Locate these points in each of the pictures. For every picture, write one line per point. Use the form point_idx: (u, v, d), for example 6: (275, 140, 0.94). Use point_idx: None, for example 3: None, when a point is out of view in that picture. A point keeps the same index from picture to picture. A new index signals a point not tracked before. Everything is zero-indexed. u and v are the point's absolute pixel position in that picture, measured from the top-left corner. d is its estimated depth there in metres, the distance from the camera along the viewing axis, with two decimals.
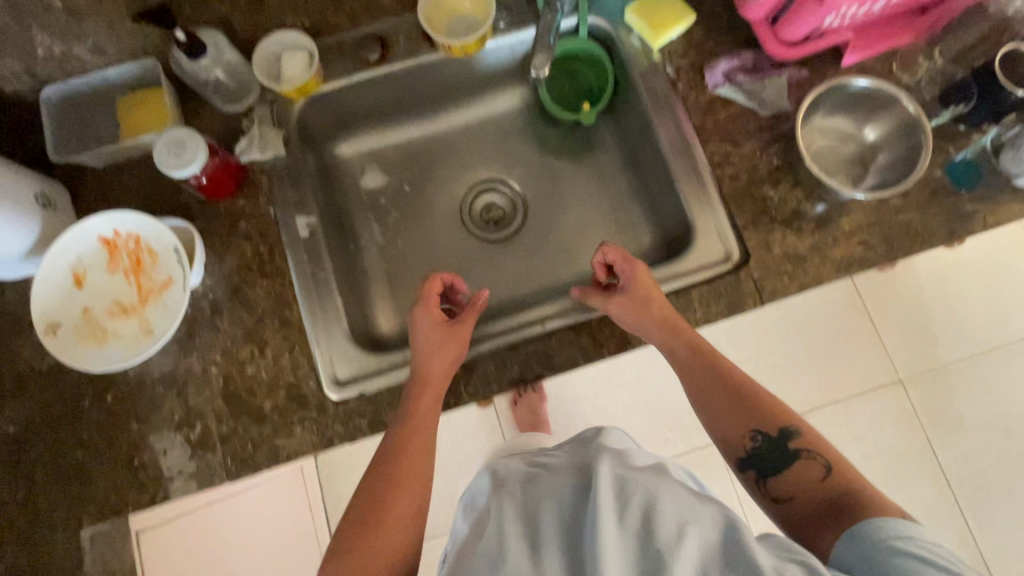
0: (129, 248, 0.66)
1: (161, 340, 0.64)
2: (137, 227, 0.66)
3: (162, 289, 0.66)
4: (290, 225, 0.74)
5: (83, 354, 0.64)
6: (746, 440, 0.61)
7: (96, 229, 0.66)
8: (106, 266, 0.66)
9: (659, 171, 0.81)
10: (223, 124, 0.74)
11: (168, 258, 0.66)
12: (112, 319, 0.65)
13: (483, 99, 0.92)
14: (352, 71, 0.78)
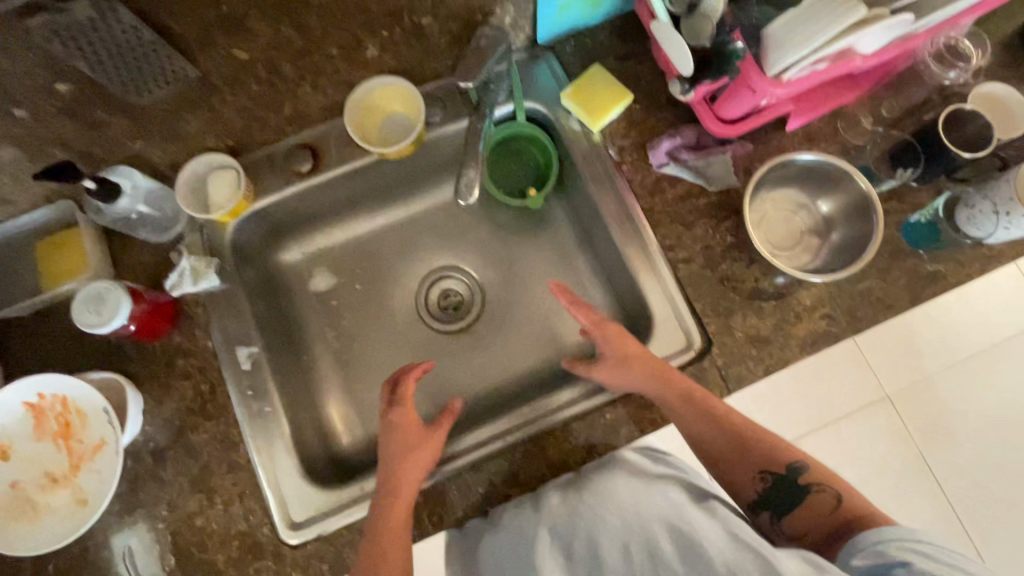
0: (56, 411, 0.62)
1: (97, 510, 0.60)
2: (62, 389, 0.62)
3: (95, 452, 0.62)
4: (232, 357, 0.70)
5: (11, 537, 0.59)
6: (757, 482, 0.64)
7: (19, 396, 0.62)
8: (33, 433, 0.62)
9: (613, 253, 0.79)
10: (152, 257, 0.71)
11: (98, 419, 0.62)
12: (43, 490, 0.61)
13: (430, 188, 0.89)
14: (284, 185, 0.75)
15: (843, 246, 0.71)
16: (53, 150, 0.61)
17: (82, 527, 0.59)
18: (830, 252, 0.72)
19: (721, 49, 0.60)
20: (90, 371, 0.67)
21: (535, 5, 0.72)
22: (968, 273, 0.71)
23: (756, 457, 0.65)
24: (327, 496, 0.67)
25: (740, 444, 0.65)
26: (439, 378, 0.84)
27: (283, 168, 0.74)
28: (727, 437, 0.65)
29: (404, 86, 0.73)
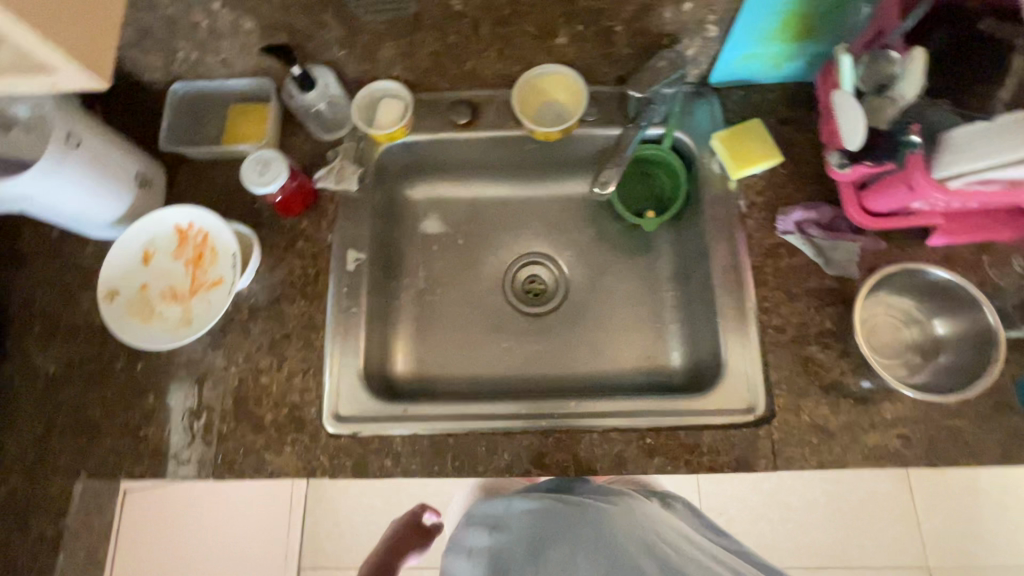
0: (197, 241, 0.73)
1: (196, 332, 0.69)
2: (209, 225, 0.72)
3: (211, 286, 0.71)
4: (341, 255, 0.78)
5: (125, 326, 0.69)
6: None
7: (174, 218, 0.73)
8: (172, 252, 0.73)
9: (707, 297, 0.79)
10: (312, 149, 0.81)
11: (225, 260, 0.72)
12: (161, 299, 0.71)
13: (556, 181, 0.95)
14: (439, 128, 0.83)
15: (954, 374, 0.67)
16: (279, 34, 0.73)
17: (180, 341, 0.69)
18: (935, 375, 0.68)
19: (895, 136, 0.60)
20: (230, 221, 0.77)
21: (721, 47, 0.75)
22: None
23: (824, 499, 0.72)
24: (373, 403, 0.72)
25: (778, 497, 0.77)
26: (498, 350, 0.88)
27: (442, 115, 0.83)
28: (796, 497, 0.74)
29: (575, 82, 0.80)
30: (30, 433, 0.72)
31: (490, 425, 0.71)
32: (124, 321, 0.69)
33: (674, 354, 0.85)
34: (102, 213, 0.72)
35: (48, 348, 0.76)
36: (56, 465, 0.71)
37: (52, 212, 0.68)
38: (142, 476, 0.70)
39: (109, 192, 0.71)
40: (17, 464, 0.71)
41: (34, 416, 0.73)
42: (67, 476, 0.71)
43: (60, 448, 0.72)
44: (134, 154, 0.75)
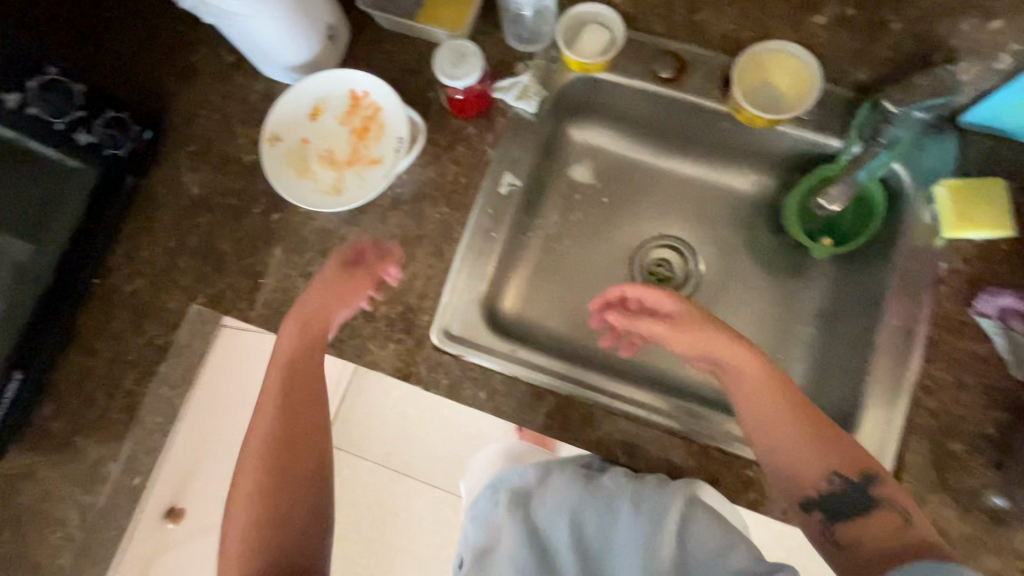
0: (368, 114, 0.71)
1: (343, 203, 0.68)
2: (385, 101, 0.70)
3: (369, 164, 0.70)
4: (496, 175, 0.74)
5: (279, 173, 0.68)
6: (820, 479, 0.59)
7: (353, 82, 0.70)
8: (342, 116, 0.71)
9: (857, 350, 0.72)
10: (501, 55, 0.75)
11: (390, 142, 0.70)
12: (318, 159, 0.70)
13: (727, 169, 0.86)
14: (637, 74, 0.75)
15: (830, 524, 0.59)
16: None
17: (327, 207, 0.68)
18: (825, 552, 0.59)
19: None
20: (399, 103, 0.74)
21: (1000, 86, 0.64)
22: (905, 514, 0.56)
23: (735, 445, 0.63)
24: (483, 333, 0.71)
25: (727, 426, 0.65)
26: (602, 322, 0.83)
27: (645, 61, 0.75)
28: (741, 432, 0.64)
29: (807, 65, 0.70)
30: (162, 243, 0.74)
31: (558, 386, 0.68)
32: (280, 168, 0.68)
33: None
34: (286, 53, 0.70)
35: (197, 170, 0.76)
36: (178, 282, 0.74)
37: (244, 38, 0.66)
38: (251, 321, 0.72)
39: (300, 34, 0.68)
40: (144, 268, 0.74)
41: (169, 229, 0.75)
42: (185, 295, 0.73)
43: (185, 267, 0.74)
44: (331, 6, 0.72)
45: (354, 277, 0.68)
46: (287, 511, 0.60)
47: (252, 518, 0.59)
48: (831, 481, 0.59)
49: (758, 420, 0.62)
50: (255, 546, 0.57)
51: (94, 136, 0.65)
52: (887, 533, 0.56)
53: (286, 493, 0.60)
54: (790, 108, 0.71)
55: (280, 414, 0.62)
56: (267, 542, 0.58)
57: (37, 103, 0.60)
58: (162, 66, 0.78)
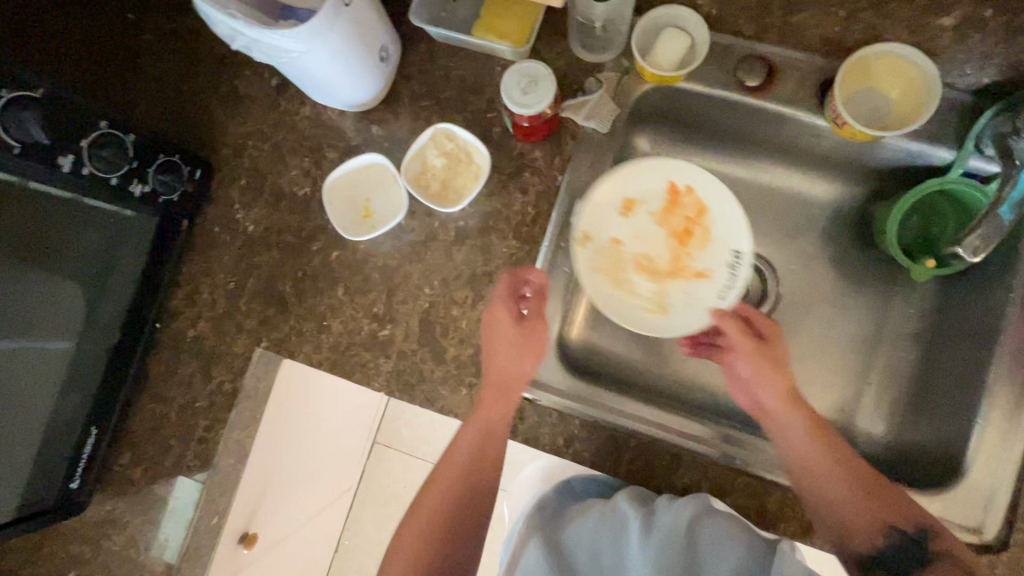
0: (687, 215, 0.70)
1: (671, 323, 0.69)
2: (712, 199, 0.69)
3: (694, 277, 0.70)
4: (567, 204, 0.69)
5: (595, 282, 0.69)
6: (879, 533, 0.56)
7: (672, 173, 0.70)
8: (659, 215, 0.71)
9: (961, 382, 0.67)
10: (568, 69, 0.69)
11: (718, 251, 0.69)
12: (635, 264, 0.71)
13: (810, 179, 0.79)
14: (721, 83, 0.68)
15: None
16: None
17: (653, 325, 0.69)
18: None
19: None
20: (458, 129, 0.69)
21: None
22: None
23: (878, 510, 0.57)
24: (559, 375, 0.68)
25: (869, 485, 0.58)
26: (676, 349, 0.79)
27: (731, 66, 0.68)
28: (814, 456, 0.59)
29: (921, 70, 0.62)
30: (222, 285, 0.72)
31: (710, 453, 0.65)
32: (596, 275, 0.70)
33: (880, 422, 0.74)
34: (337, 80, 0.64)
35: (251, 206, 0.73)
36: (241, 326, 0.72)
37: (296, 70, 0.61)
38: (319, 365, 0.70)
39: (353, 61, 0.63)
40: (206, 312, 0.72)
41: (228, 269, 0.72)
42: (250, 339, 0.71)
43: (247, 310, 0.72)
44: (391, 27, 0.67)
45: (507, 298, 0.65)
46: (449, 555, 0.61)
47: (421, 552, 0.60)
48: (888, 535, 0.56)
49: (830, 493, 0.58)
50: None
51: (148, 186, 0.63)
52: (866, 513, 0.57)
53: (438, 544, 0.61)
54: (910, 118, 0.64)
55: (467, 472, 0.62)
56: (431, 568, 0.60)
57: (92, 162, 0.57)
58: (205, 94, 0.74)
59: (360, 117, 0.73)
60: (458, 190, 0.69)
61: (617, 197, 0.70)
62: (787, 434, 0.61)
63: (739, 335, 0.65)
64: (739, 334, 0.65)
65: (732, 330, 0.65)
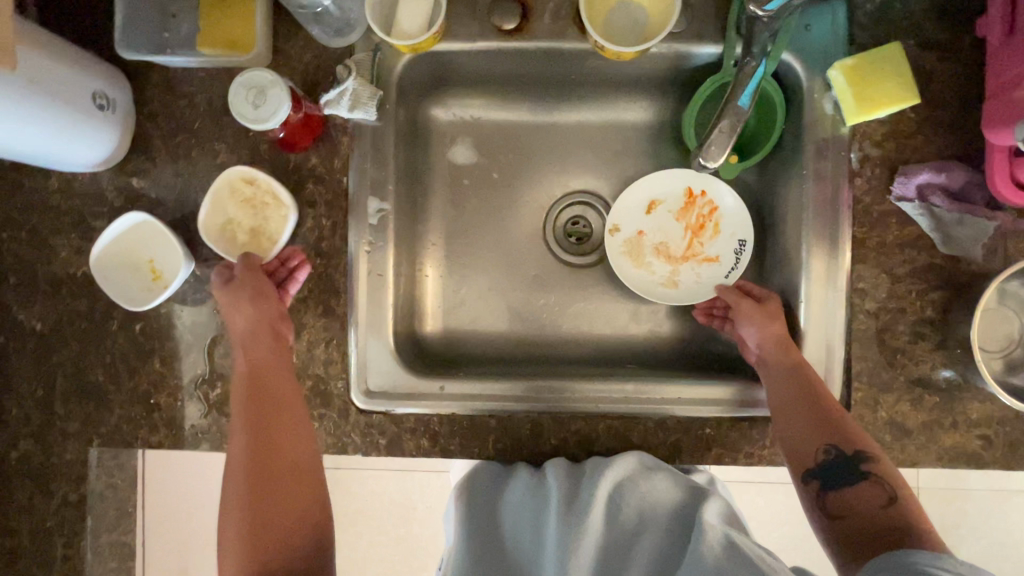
0: (703, 213, 0.74)
1: (682, 298, 0.73)
2: (723, 199, 0.72)
3: (705, 261, 0.73)
4: (361, 204, 0.65)
5: (622, 266, 0.74)
6: (818, 451, 0.57)
7: (693, 179, 0.73)
8: (677, 213, 0.74)
9: (786, 264, 0.69)
10: (316, 62, 0.64)
11: (727, 243, 0.73)
12: (652, 252, 0.75)
13: (615, 102, 0.77)
14: (478, 33, 0.64)
15: (826, 495, 0.55)
16: None
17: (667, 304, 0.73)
18: (821, 528, 0.55)
19: None
20: (250, 170, 0.63)
21: None
22: (918, 523, 0.51)
23: (824, 422, 0.57)
24: (407, 378, 0.66)
25: (809, 393, 0.59)
26: (534, 310, 0.77)
27: (482, 15, 0.64)
28: (795, 384, 0.60)
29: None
30: (31, 395, 0.66)
31: (716, 411, 0.64)
32: (620, 260, 0.74)
33: None
34: (48, 146, 0.57)
35: (30, 303, 0.66)
36: (66, 431, 0.66)
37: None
38: (161, 445, 0.66)
39: (56, 122, 0.55)
40: (24, 429, 0.66)
41: (31, 377, 0.66)
42: (80, 441, 0.66)
43: (67, 413, 0.66)
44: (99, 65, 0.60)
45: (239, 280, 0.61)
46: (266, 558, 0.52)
47: (239, 564, 0.52)
48: (827, 452, 0.56)
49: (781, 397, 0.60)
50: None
51: None
52: (811, 427, 0.57)
53: (260, 496, 0.55)
54: (659, 29, 0.62)
55: (250, 424, 0.58)
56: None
57: None
58: None
59: (116, 174, 0.66)
60: (272, 235, 0.64)
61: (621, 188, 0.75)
62: (766, 359, 0.63)
63: (743, 301, 0.65)
64: (739, 300, 0.66)
65: (735, 300, 0.66)
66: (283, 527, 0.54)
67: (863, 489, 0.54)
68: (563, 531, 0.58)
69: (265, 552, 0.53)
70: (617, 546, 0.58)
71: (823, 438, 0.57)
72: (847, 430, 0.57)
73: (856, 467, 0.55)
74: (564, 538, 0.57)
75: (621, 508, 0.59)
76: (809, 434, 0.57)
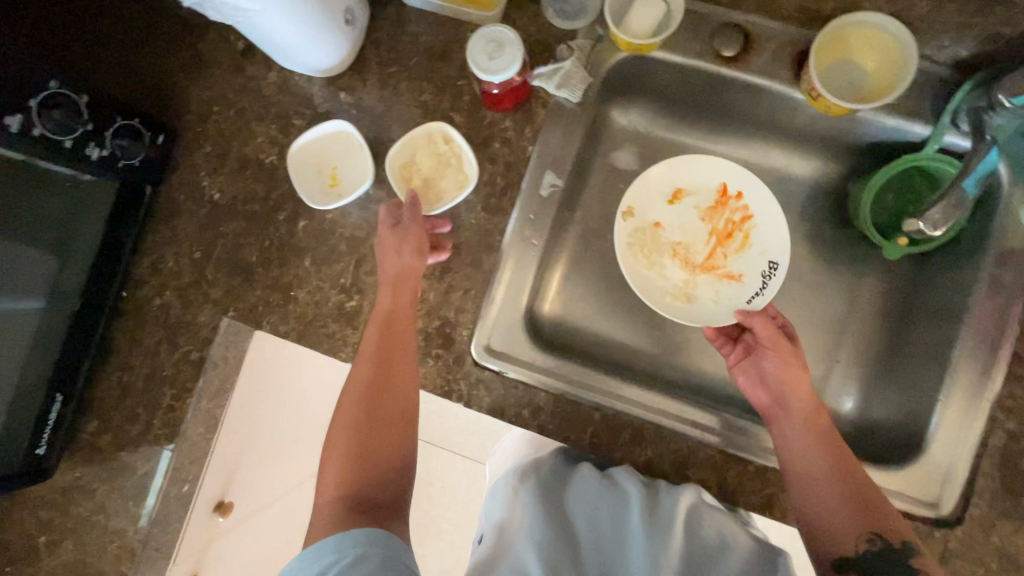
0: (732, 218, 0.76)
1: (691, 313, 0.74)
2: (760, 208, 0.75)
3: (728, 276, 0.76)
4: (537, 175, 0.67)
5: (634, 261, 0.76)
6: (861, 540, 0.53)
7: (727, 176, 0.76)
8: (704, 210, 0.77)
9: (927, 359, 0.67)
10: (539, 37, 0.67)
11: (752, 258, 0.75)
12: (667, 249, 0.77)
13: (788, 153, 0.77)
14: (695, 51, 0.67)
15: None
16: None
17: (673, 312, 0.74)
18: None
19: None
20: (450, 134, 0.67)
21: None
22: None
23: (859, 496, 0.55)
24: (526, 347, 0.68)
25: (837, 459, 0.57)
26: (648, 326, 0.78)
27: (706, 37, 0.66)
28: (828, 450, 0.58)
29: (899, 44, 0.61)
30: (188, 254, 0.71)
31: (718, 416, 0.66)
32: (634, 251, 0.76)
33: (847, 401, 0.72)
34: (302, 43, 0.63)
35: (216, 173, 0.72)
36: (208, 296, 0.71)
37: (258, 32, 0.59)
38: (285, 336, 0.69)
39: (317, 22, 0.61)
40: (172, 282, 0.71)
41: (194, 238, 0.71)
42: (217, 308, 0.71)
43: (214, 280, 0.71)
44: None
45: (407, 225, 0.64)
46: (372, 468, 0.56)
47: (344, 465, 0.56)
48: (872, 541, 0.53)
49: (809, 466, 0.57)
50: (342, 499, 0.54)
51: (106, 151, 0.62)
52: (842, 496, 0.55)
53: (370, 417, 0.57)
54: (876, 96, 0.64)
55: (376, 362, 0.60)
56: (355, 494, 0.55)
57: (43, 123, 0.57)
58: (171, 59, 0.72)
59: (327, 83, 0.71)
60: (440, 193, 0.67)
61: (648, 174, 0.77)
62: (790, 411, 0.61)
63: (759, 324, 0.64)
64: (771, 337, 0.64)
65: (756, 325, 0.64)
66: (386, 448, 0.57)
67: None
68: (646, 535, 0.54)
69: (371, 473, 0.56)
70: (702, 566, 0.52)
71: (863, 520, 0.54)
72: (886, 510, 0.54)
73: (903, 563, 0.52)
74: (647, 547, 0.53)
75: (701, 530, 0.55)
76: (841, 507, 0.55)
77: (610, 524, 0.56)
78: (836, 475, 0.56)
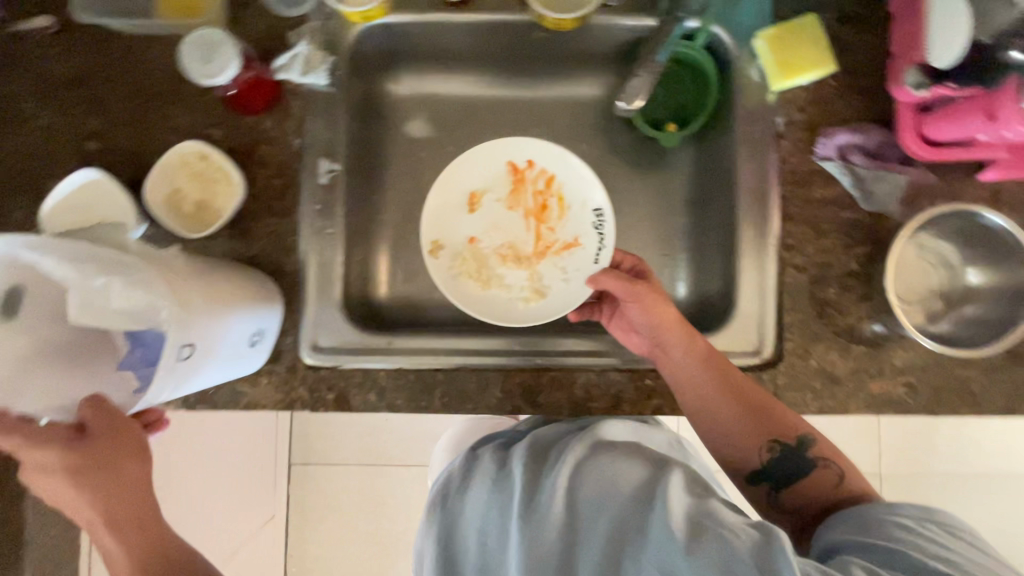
0: (537, 190, 0.75)
1: (548, 307, 0.72)
2: (552, 167, 0.74)
3: (565, 247, 0.74)
4: (312, 166, 0.67)
5: (466, 289, 0.72)
6: (763, 450, 0.59)
7: (511, 156, 0.74)
8: (506, 200, 0.75)
9: (724, 225, 0.72)
10: (271, 31, 0.67)
11: (576, 218, 0.74)
12: (495, 255, 0.75)
13: (569, 80, 0.79)
14: (426, 6, 0.69)
15: (778, 493, 0.59)
16: None
17: (528, 312, 0.72)
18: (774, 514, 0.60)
19: (991, 53, 0.53)
20: (202, 149, 0.64)
21: None
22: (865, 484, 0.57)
23: (757, 409, 0.59)
24: (358, 334, 0.67)
25: (730, 383, 0.60)
26: None
27: None
28: (722, 380, 0.60)
29: None
30: None
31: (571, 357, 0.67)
32: (460, 279, 0.73)
33: (679, 287, 0.77)
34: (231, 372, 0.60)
35: None
36: None
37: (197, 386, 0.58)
38: None
39: (226, 370, 0.59)
40: None
41: None
42: None
43: None
44: (247, 290, 0.59)
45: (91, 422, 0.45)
46: None
47: None
48: (771, 448, 0.59)
49: (698, 401, 0.60)
50: None
51: None
52: (742, 419, 0.59)
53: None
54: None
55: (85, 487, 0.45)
56: None
57: None
58: None
59: (68, 137, 0.67)
60: (217, 212, 0.64)
61: (469, 214, 0.75)
62: (661, 345, 0.62)
63: (611, 275, 0.63)
64: (623, 288, 0.62)
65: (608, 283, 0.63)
66: None
67: (824, 481, 0.58)
68: (520, 524, 0.47)
69: None
70: (578, 537, 0.45)
71: (762, 437, 0.59)
72: (778, 407, 0.60)
73: (803, 456, 0.59)
74: (520, 530, 0.47)
75: (581, 490, 0.48)
76: (743, 427, 0.59)
77: (495, 517, 0.51)
78: (723, 394, 0.60)
